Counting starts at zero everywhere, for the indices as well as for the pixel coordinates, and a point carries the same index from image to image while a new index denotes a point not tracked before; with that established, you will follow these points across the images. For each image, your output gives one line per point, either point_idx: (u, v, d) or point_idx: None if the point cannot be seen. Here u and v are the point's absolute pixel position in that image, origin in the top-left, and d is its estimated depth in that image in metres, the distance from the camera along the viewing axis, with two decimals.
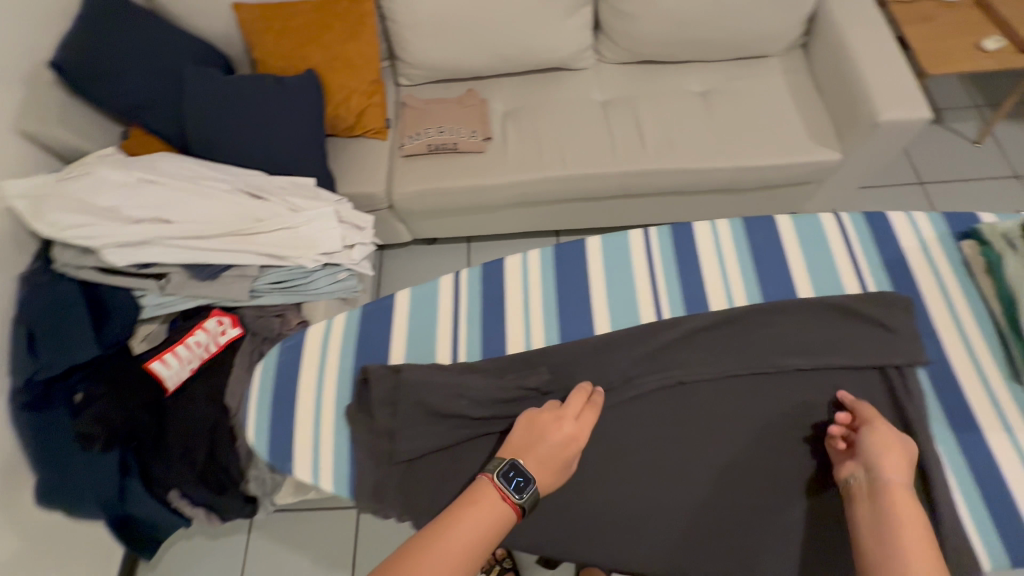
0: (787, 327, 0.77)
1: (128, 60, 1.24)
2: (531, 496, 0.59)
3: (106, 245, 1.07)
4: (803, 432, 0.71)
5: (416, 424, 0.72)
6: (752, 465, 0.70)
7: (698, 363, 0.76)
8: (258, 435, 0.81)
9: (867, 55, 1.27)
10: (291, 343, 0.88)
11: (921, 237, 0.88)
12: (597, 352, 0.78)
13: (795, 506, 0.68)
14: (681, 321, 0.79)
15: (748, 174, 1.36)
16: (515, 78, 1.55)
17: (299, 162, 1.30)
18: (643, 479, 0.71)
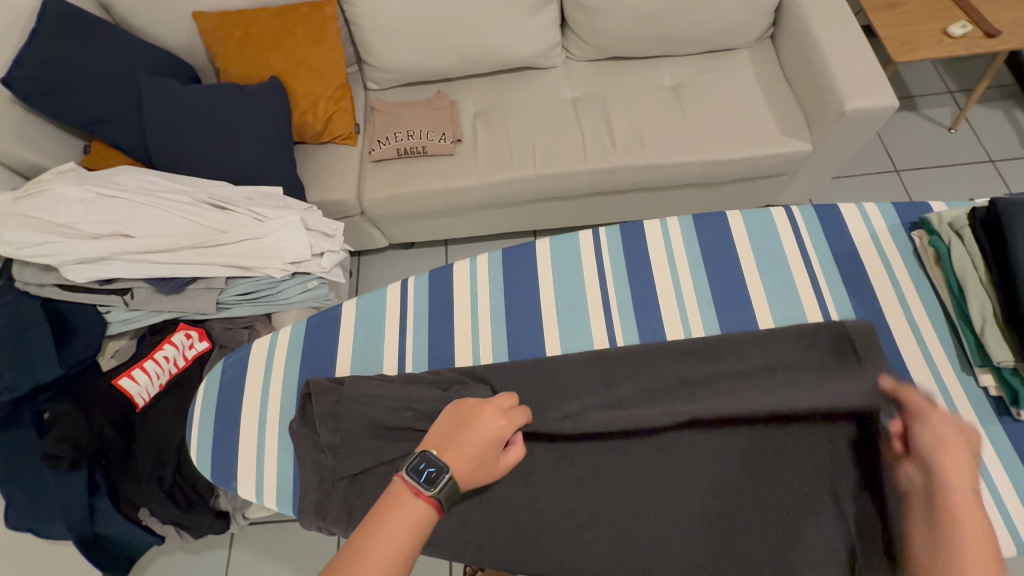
0: (748, 379, 0.71)
1: (85, 73, 1.22)
2: (446, 485, 0.55)
3: (65, 262, 1.05)
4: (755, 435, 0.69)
5: (360, 437, 0.71)
6: (700, 470, 0.68)
7: (650, 405, 0.70)
8: (201, 453, 0.83)
9: (833, 45, 1.26)
10: (235, 359, 0.89)
11: (872, 229, 0.87)
12: (543, 386, 0.75)
13: (743, 507, 0.65)
14: (635, 369, 0.75)
15: (719, 167, 1.35)
16: (484, 78, 1.54)
17: (265, 171, 1.29)
18: (590, 484, 0.69)
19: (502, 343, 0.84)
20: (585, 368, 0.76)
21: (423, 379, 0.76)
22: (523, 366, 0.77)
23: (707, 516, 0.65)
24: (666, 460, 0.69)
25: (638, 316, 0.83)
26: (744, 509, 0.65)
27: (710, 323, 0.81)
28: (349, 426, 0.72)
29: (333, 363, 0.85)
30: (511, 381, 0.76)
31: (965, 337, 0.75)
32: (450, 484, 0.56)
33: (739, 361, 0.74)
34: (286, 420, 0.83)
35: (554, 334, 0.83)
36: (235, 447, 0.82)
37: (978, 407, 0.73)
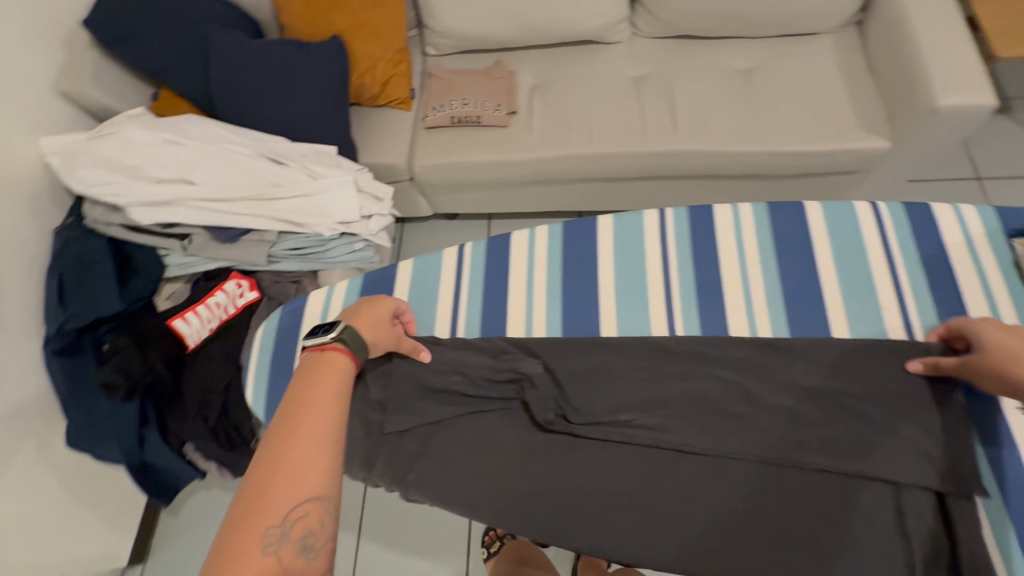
0: (810, 405, 0.68)
1: (156, 20, 1.25)
2: (342, 328, 0.63)
3: (132, 204, 1.10)
4: (815, 442, 0.66)
5: (408, 395, 0.73)
6: (750, 467, 0.66)
7: (697, 421, 0.69)
8: (256, 395, 0.85)
9: (930, 35, 1.16)
10: (292, 308, 0.91)
11: (967, 234, 0.81)
12: (592, 372, 0.74)
13: (794, 505, 0.64)
14: (691, 370, 0.73)
15: (786, 159, 1.28)
16: (544, 50, 1.50)
17: (321, 130, 1.30)
18: (634, 467, 0.68)
19: (558, 320, 0.82)
20: (641, 358, 0.75)
21: (476, 347, 0.77)
22: (576, 345, 0.77)
23: (756, 513, 0.64)
24: (717, 461, 0.67)
25: (700, 305, 0.80)
26: (797, 510, 0.63)
27: (776, 319, 0.78)
28: (402, 386, 0.74)
29: None
30: (566, 356, 0.75)
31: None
32: (351, 332, 0.64)
33: (807, 378, 0.70)
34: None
35: (612, 313, 0.82)
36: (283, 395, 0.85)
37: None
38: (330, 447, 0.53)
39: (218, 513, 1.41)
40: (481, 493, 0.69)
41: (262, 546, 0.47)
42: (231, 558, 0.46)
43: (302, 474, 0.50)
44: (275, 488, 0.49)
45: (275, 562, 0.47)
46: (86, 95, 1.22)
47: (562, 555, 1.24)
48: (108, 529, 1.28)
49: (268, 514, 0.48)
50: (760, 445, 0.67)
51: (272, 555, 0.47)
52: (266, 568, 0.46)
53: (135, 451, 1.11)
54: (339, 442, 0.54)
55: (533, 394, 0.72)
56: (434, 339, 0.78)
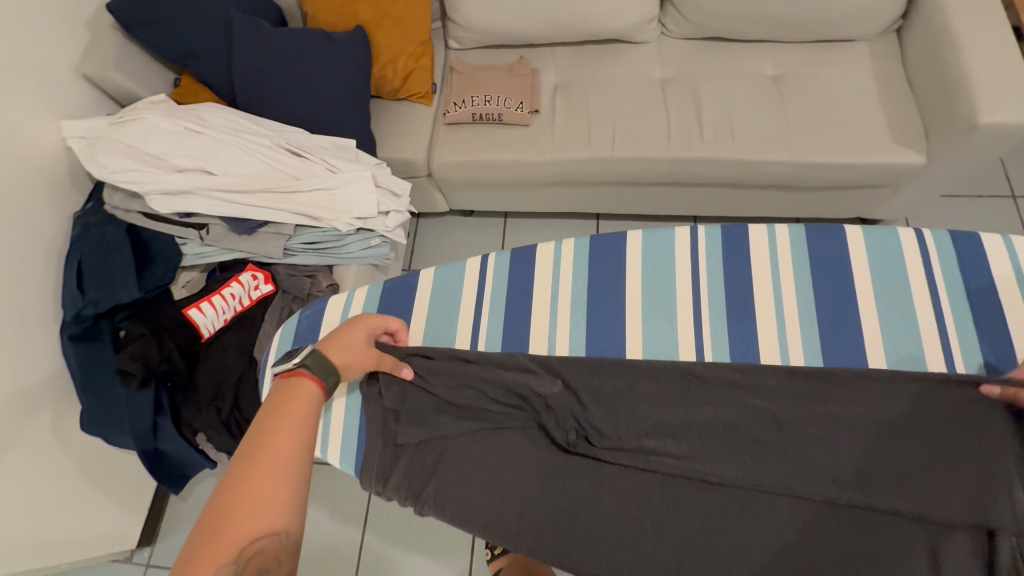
0: (846, 443, 0.66)
1: (180, 6, 1.23)
2: (310, 355, 0.63)
3: (151, 192, 1.10)
4: (843, 478, 0.65)
5: (423, 410, 0.74)
6: (772, 499, 0.66)
7: (727, 451, 0.69)
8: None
9: (975, 46, 1.11)
10: (312, 311, 0.90)
11: (1019, 267, 0.77)
12: (618, 393, 0.73)
13: (815, 539, 0.64)
14: (721, 396, 0.71)
15: (814, 171, 1.24)
16: (569, 48, 1.47)
17: (341, 123, 1.29)
18: (654, 492, 0.69)
19: (582, 337, 0.82)
20: (669, 383, 0.73)
21: (495, 361, 0.75)
22: (601, 361, 0.75)
23: (778, 547, 0.64)
24: (747, 492, 0.67)
25: (730, 324, 0.79)
26: (834, 547, 0.63)
27: (810, 345, 0.77)
28: (418, 398, 0.75)
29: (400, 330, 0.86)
30: (590, 374, 0.74)
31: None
32: (318, 358, 0.63)
33: (844, 412, 0.68)
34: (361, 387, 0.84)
35: (638, 334, 0.81)
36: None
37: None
38: (291, 484, 0.53)
39: None
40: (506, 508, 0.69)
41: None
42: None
43: (255, 515, 0.50)
44: (225, 530, 0.50)
45: None
46: (108, 80, 1.22)
47: None
48: (118, 511, 1.29)
49: (218, 558, 0.48)
50: (787, 478, 0.66)
51: None
52: None
53: (149, 439, 1.11)
54: (299, 480, 0.54)
55: (552, 418, 0.73)
56: (457, 352, 0.76)
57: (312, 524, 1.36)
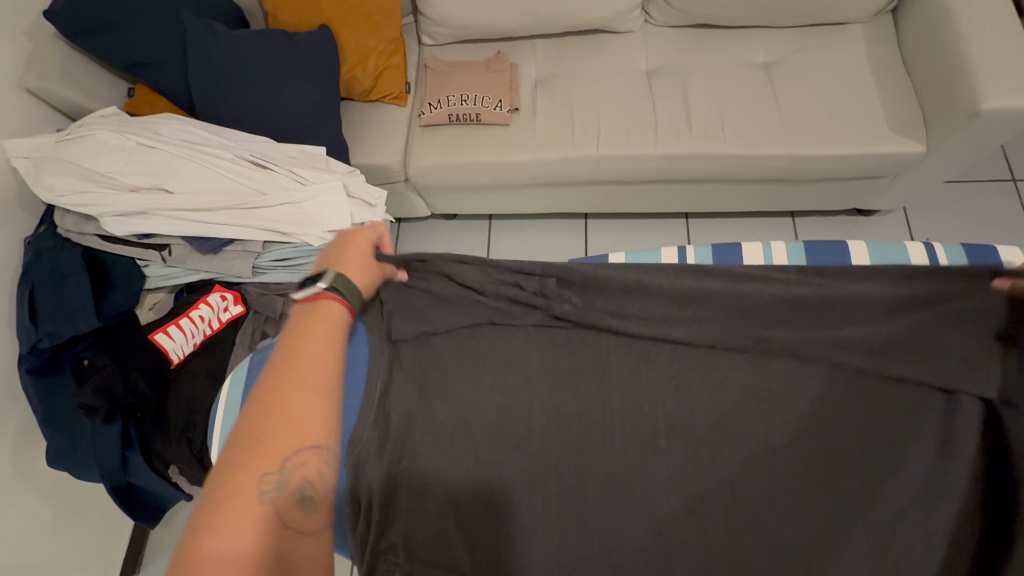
0: (873, 313, 0.71)
1: (128, 11, 1.15)
2: (334, 279, 0.66)
3: (104, 214, 1.03)
4: (822, 439, 0.68)
5: (420, 306, 0.76)
6: (759, 474, 0.67)
7: (749, 325, 0.73)
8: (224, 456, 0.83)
9: (975, 28, 1.05)
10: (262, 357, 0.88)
11: None
12: (628, 291, 0.74)
13: (788, 515, 0.65)
14: (748, 288, 0.72)
15: (808, 164, 1.19)
16: (549, 40, 1.40)
17: (308, 129, 1.21)
18: (646, 477, 0.68)
19: None
20: (679, 279, 0.73)
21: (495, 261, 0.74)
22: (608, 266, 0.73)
23: (757, 531, 0.65)
24: (792, 379, 0.71)
25: None
26: (876, 419, 0.68)
27: None
28: (411, 296, 0.76)
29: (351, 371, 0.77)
30: (598, 267, 0.73)
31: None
32: (342, 279, 0.67)
33: (840, 295, 0.71)
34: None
35: None
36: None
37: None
38: (325, 400, 0.57)
39: None
40: (525, 421, 0.71)
41: (257, 493, 0.51)
42: (224, 499, 0.50)
43: (296, 431, 0.55)
44: (265, 440, 0.53)
45: (272, 506, 0.52)
46: (55, 93, 1.14)
47: None
48: (94, 546, 1.24)
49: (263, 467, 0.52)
50: (770, 438, 0.68)
51: (268, 500, 0.52)
52: (264, 511, 0.51)
53: (119, 474, 1.05)
54: (332, 398, 0.58)
55: (550, 302, 0.75)
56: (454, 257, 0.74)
57: None
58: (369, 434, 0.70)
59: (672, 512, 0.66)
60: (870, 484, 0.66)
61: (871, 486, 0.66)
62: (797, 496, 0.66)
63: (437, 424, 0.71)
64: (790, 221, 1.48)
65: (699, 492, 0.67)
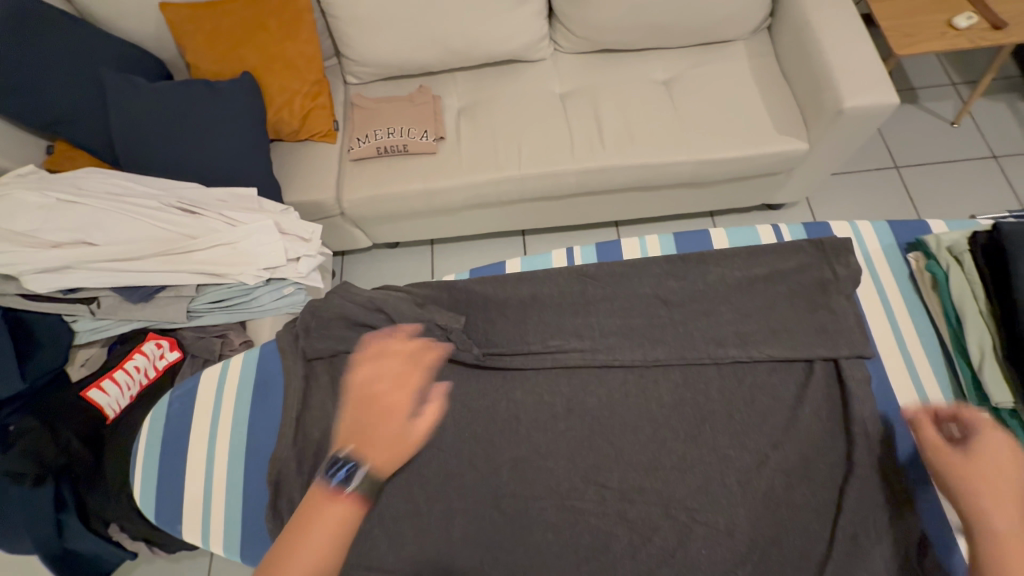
0: (728, 299, 0.82)
1: (41, 70, 1.15)
2: (361, 484, 0.56)
3: (25, 272, 1.01)
4: (721, 413, 0.75)
5: (333, 331, 0.83)
6: (661, 450, 0.73)
7: (635, 319, 0.82)
8: (146, 493, 0.85)
9: (830, 40, 1.21)
10: (183, 391, 0.91)
11: (866, 252, 0.96)
12: (523, 306, 0.85)
13: (700, 483, 0.70)
14: (613, 291, 0.85)
15: (712, 167, 1.30)
16: (468, 72, 1.49)
17: (236, 173, 1.23)
18: (569, 466, 0.73)
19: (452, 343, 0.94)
20: (564, 284, 0.86)
21: (402, 287, 0.91)
22: (506, 279, 0.87)
23: (674, 505, 0.70)
24: (696, 365, 0.79)
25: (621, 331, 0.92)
26: (767, 392, 0.76)
27: None
28: (330, 324, 0.84)
29: (274, 399, 0.89)
30: (494, 288, 0.86)
31: (963, 374, 0.81)
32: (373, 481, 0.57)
33: (702, 285, 0.83)
34: (237, 461, 0.86)
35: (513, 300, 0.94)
36: (178, 488, 0.85)
37: (922, 396, 0.83)
38: None
39: None
40: (450, 432, 0.77)
41: None
42: None
43: None
44: None
45: None
46: None
47: None
48: None
49: None
50: (676, 419, 0.75)
51: None
52: None
53: (54, 541, 1.00)
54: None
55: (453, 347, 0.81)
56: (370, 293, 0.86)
57: None
58: (288, 453, 0.78)
59: (574, 485, 0.72)
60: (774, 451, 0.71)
61: (769, 450, 0.72)
62: (697, 458, 0.72)
63: None
64: (710, 221, 1.60)
65: (593, 466, 0.73)
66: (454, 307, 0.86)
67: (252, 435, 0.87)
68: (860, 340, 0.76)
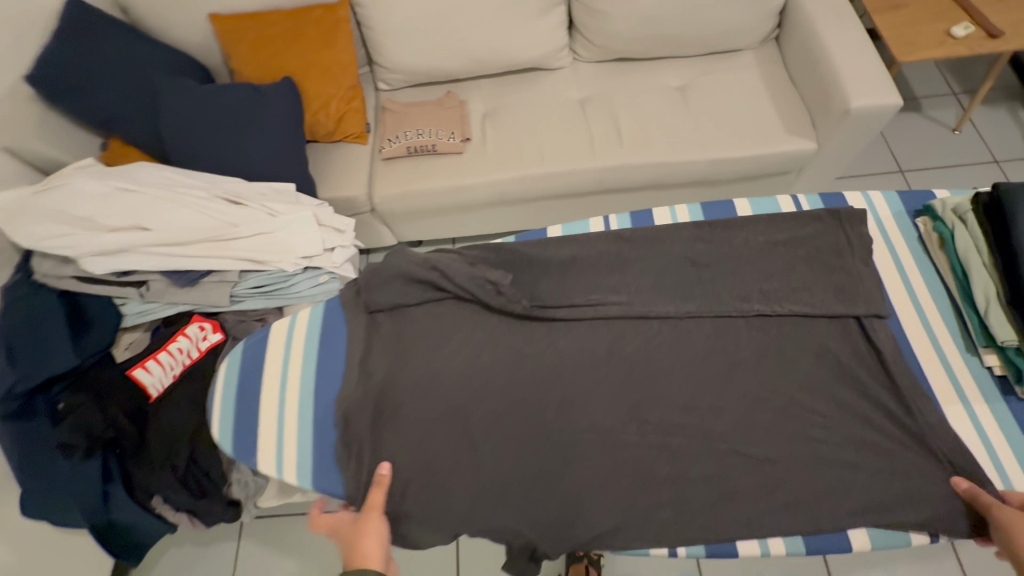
0: (752, 262, 0.88)
1: (103, 73, 1.25)
2: None
3: (83, 255, 1.08)
4: (741, 364, 0.82)
5: (390, 286, 0.88)
6: (695, 395, 0.80)
7: (668, 279, 0.88)
8: (223, 428, 0.86)
9: (836, 46, 1.28)
10: (256, 339, 0.92)
11: (878, 217, 1.01)
12: (564, 265, 0.90)
13: (728, 422, 0.78)
14: (647, 253, 0.90)
15: (724, 167, 1.37)
16: (491, 79, 1.58)
17: (277, 169, 1.31)
18: (611, 411, 0.80)
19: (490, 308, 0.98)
20: (604, 246, 0.91)
21: (452, 250, 0.95)
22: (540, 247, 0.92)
23: (709, 446, 0.77)
24: (727, 320, 0.85)
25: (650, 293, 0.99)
26: (792, 344, 0.83)
27: None
28: (388, 280, 0.88)
29: (339, 345, 0.90)
30: (537, 250, 0.91)
31: (969, 318, 0.87)
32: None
33: (727, 249, 0.89)
34: (307, 401, 0.87)
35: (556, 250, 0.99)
36: (251, 426, 0.85)
37: (937, 346, 0.87)
38: None
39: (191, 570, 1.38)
40: (502, 378, 0.83)
41: None
42: None
43: None
44: None
45: None
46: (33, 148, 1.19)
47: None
48: None
49: None
50: (708, 367, 0.82)
51: None
52: None
53: (98, 511, 1.06)
54: None
55: (505, 299, 0.85)
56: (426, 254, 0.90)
57: None
58: (355, 393, 0.83)
59: (617, 424, 0.79)
60: (792, 399, 0.79)
61: (784, 399, 0.79)
62: (721, 402, 0.79)
63: (417, 381, 0.83)
64: None
65: (637, 405, 0.80)
66: (501, 266, 0.90)
67: (319, 379, 0.87)
68: (877, 299, 0.84)
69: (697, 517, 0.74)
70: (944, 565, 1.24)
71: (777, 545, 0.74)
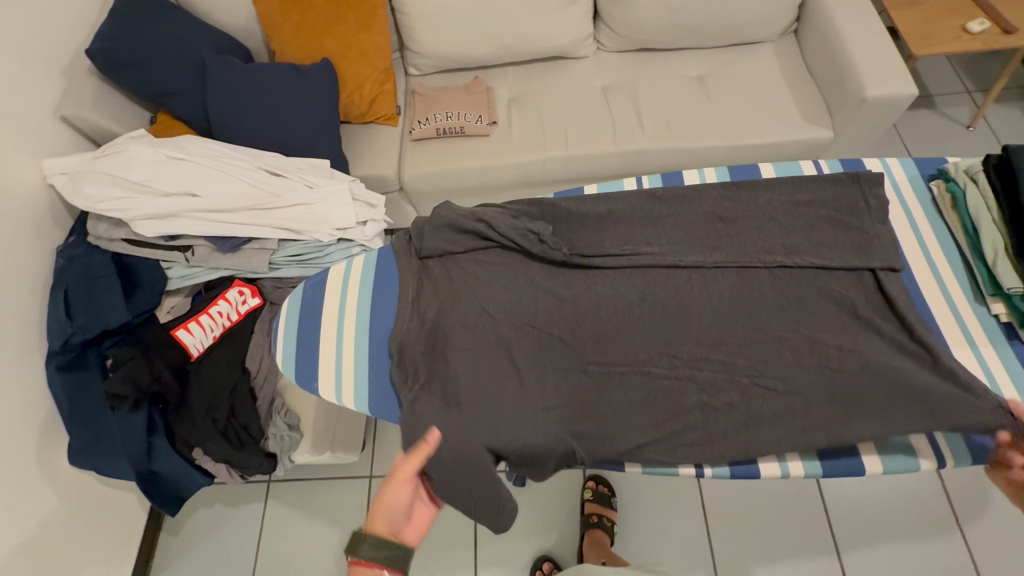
0: (776, 220, 0.93)
1: (154, 50, 1.32)
2: (366, 550, 0.71)
3: (135, 218, 1.15)
4: (765, 311, 0.87)
5: (438, 235, 0.95)
6: (720, 337, 0.86)
7: (696, 233, 0.94)
8: (287, 360, 0.95)
9: (854, 37, 1.33)
10: (316, 281, 1.02)
11: (894, 180, 1.06)
12: (601, 218, 0.96)
13: (752, 360, 0.84)
14: (677, 210, 0.96)
15: (743, 153, 1.42)
16: (517, 67, 1.63)
17: (314, 145, 1.37)
18: (643, 349, 0.86)
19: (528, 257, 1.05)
20: (636, 203, 0.97)
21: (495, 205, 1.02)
22: (571, 212, 0.97)
23: (733, 382, 0.83)
24: (752, 269, 0.90)
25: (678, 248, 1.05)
26: (815, 294, 0.88)
27: None
28: (436, 229, 0.96)
29: (391, 288, 0.99)
30: (575, 205, 0.97)
31: (979, 271, 0.91)
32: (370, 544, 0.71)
33: (751, 207, 0.95)
34: (362, 340, 0.95)
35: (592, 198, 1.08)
36: (311, 358, 0.95)
37: (947, 294, 0.94)
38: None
39: (220, 529, 1.44)
40: (540, 319, 0.90)
41: None
42: None
43: None
44: None
45: None
46: (87, 119, 1.26)
47: (564, 543, 1.34)
48: (110, 552, 1.28)
49: None
50: (733, 311, 0.87)
51: None
52: None
53: (144, 460, 1.12)
54: None
55: (546, 247, 0.92)
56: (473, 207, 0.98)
57: (316, 540, 1.42)
58: (408, 326, 0.91)
59: (648, 356, 0.85)
60: (813, 347, 0.84)
61: (805, 346, 0.84)
62: (742, 344, 0.85)
63: (462, 319, 0.90)
64: None
65: (666, 341, 0.86)
66: (542, 218, 0.97)
67: (374, 319, 0.96)
68: (892, 254, 0.88)
69: (722, 445, 0.80)
70: (949, 543, 1.28)
71: (796, 468, 0.83)
